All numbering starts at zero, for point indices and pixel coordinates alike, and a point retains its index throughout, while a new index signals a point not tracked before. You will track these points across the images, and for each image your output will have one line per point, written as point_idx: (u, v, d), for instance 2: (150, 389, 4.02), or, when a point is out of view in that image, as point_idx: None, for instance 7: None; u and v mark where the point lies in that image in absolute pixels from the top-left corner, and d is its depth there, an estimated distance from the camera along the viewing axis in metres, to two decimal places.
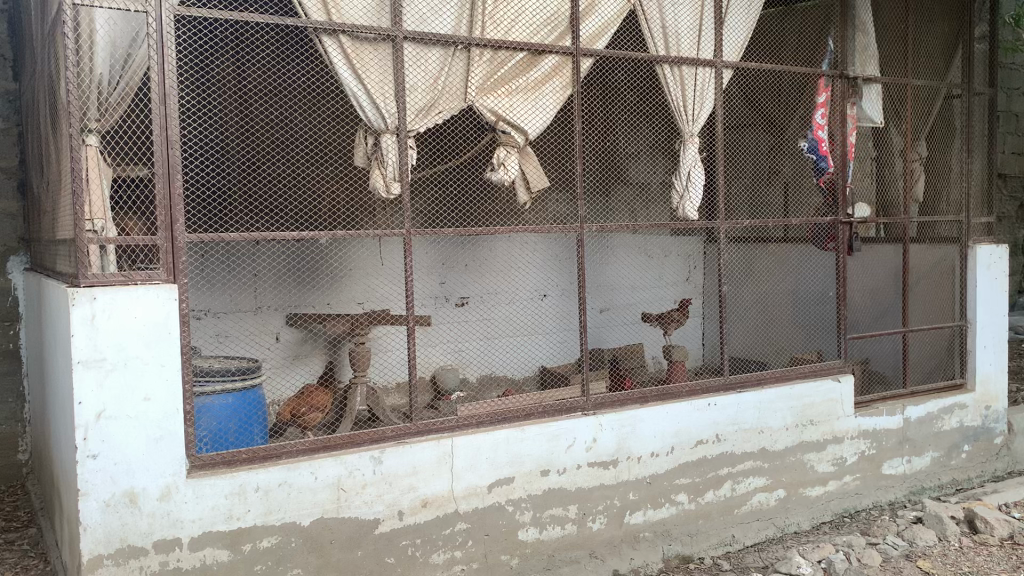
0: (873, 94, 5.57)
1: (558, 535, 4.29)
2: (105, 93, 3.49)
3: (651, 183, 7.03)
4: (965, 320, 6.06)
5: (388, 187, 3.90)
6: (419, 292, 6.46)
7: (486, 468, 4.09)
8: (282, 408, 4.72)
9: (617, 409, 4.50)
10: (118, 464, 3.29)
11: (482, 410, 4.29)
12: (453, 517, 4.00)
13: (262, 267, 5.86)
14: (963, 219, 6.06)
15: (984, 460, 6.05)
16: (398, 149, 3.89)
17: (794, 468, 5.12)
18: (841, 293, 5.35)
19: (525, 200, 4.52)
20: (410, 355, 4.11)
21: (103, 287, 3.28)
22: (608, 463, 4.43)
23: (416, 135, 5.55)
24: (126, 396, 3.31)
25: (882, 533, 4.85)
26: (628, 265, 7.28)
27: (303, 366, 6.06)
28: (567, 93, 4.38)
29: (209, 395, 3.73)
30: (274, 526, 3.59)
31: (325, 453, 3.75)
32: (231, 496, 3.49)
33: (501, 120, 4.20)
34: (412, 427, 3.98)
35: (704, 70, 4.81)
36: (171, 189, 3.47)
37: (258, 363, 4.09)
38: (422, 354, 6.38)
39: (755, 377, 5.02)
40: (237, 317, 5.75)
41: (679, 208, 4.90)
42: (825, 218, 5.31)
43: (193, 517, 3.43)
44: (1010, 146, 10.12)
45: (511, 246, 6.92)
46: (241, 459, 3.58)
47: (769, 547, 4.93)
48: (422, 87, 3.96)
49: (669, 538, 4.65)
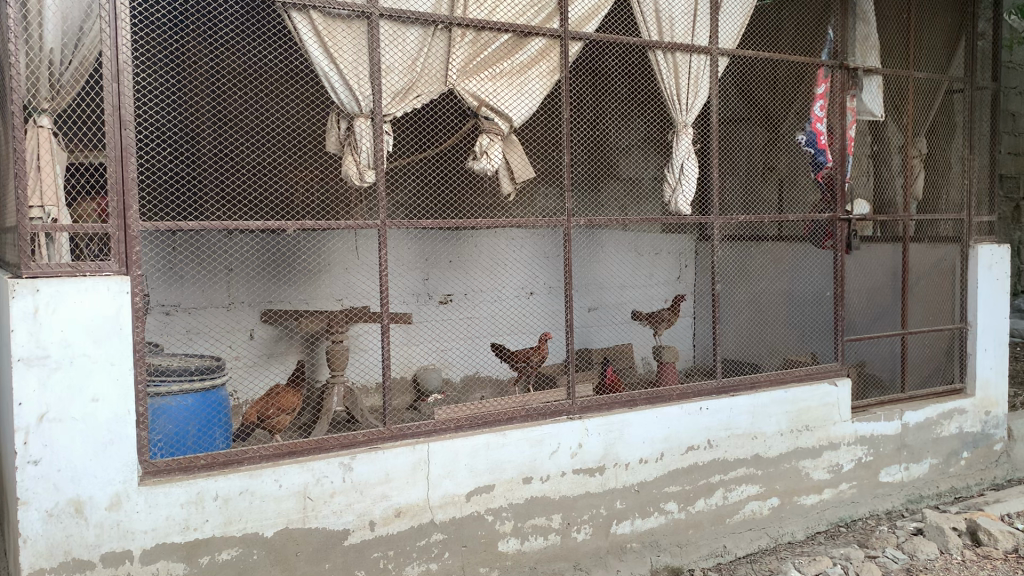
0: (874, 85, 5.35)
1: (540, 546, 4.05)
2: (57, 72, 3.22)
3: (641, 178, 6.79)
4: (966, 322, 5.85)
5: (362, 175, 3.66)
6: (396, 291, 6.20)
7: (464, 475, 3.84)
8: (248, 410, 4.34)
9: (605, 413, 4.27)
10: (62, 470, 3.03)
11: (460, 414, 4.04)
12: (429, 527, 3.76)
13: (236, 262, 5.60)
14: (964, 218, 5.83)
15: (983, 467, 5.84)
16: (373, 135, 3.64)
17: (788, 475, 4.90)
18: (837, 293, 5.12)
19: (509, 191, 4.28)
20: (384, 355, 3.80)
21: (47, 278, 3.01)
22: (594, 470, 4.20)
23: (393, 119, 5.30)
24: (72, 396, 3.05)
25: (881, 545, 4.63)
26: (616, 262, 7.05)
27: (277, 365, 5.80)
28: (555, 78, 4.14)
29: (166, 396, 3.46)
30: (234, 538, 3.33)
31: (291, 459, 3.49)
32: (187, 504, 3.24)
33: (483, 106, 3.97)
34: (386, 432, 3.73)
35: (699, 57, 4.57)
36: (125, 172, 3.20)
37: (220, 361, 3.81)
38: (401, 354, 6.21)
39: (750, 380, 4.79)
40: (206, 312, 5.52)
41: (673, 203, 4.65)
42: (824, 214, 5.07)
43: (145, 528, 3.17)
44: (1006, 146, 9.94)
45: (495, 242, 6.66)
46: (199, 465, 3.32)
47: (762, 558, 4.70)
48: (400, 68, 3.71)
49: (657, 548, 4.41)
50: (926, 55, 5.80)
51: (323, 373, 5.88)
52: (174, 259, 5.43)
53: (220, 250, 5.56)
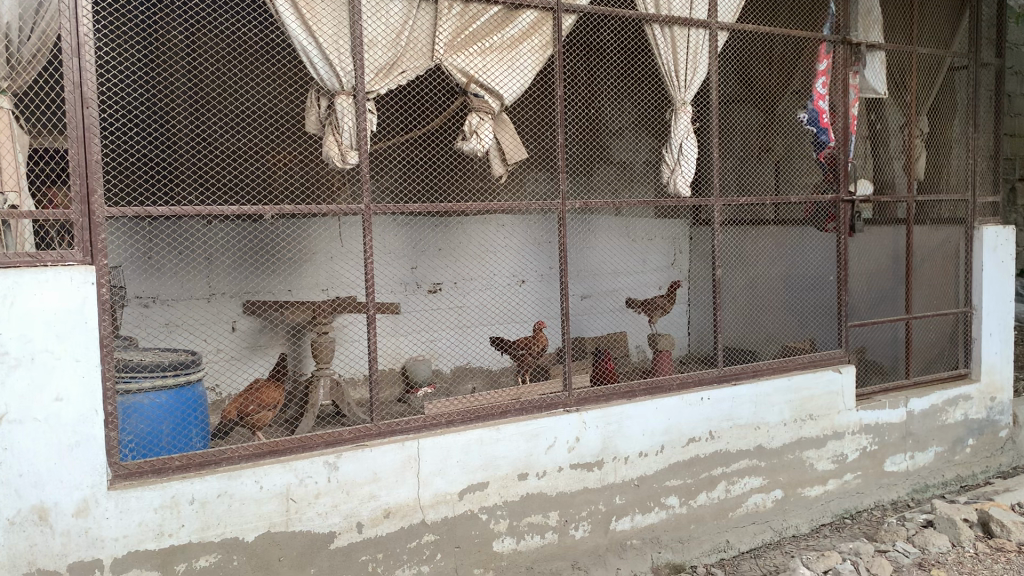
0: (877, 62, 5.21)
1: (537, 544, 3.87)
2: (15, 48, 2.96)
3: (634, 162, 6.61)
4: (971, 306, 5.67)
5: (344, 157, 3.44)
6: (381, 280, 5.98)
7: (457, 472, 3.65)
8: (228, 406, 4.13)
9: (603, 405, 4.08)
10: (25, 476, 2.82)
11: (451, 408, 3.84)
12: (420, 527, 3.56)
13: (216, 250, 5.40)
14: (968, 199, 5.66)
15: (989, 454, 5.70)
16: (355, 113, 3.42)
17: (792, 467, 4.73)
18: (841, 276, 4.92)
19: (501, 173, 4.07)
20: (370, 347, 3.58)
21: (2, 269, 2.77)
22: (591, 464, 4.02)
23: (377, 97, 5.00)
24: (34, 395, 2.83)
25: (891, 539, 4.47)
26: (610, 248, 6.86)
27: (261, 357, 5.59)
28: (547, 53, 3.92)
29: (137, 394, 3.25)
30: (212, 543, 3.13)
31: (272, 458, 3.29)
32: (161, 509, 3.03)
33: (473, 82, 3.75)
34: (373, 428, 3.52)
35: (698, 32, 4.36)
36: (87, 154, 2.94)
37: (196, 355, 3.61)
38: (389, 344, 6.05)
39: (752, 368, 4.61)
40: (188, 304, 5.32)
41: (671, 183, 4.47)
42: (827, 194, 4.88)
43: (115, 534, 2.96)
44: (1007, 127, 9.75)
45: (486, 228, 6.44)
46: (174, 467, 3.11)
47: (766, 553, 4.53)
48: (383, 42, 3.51)
49: (658, 545, 4.23)
50: (928, 30, 5.62)
51: (309, 366, 5.74)
52: (151, 247, 5.23)
53: (202, 238, 5.35)
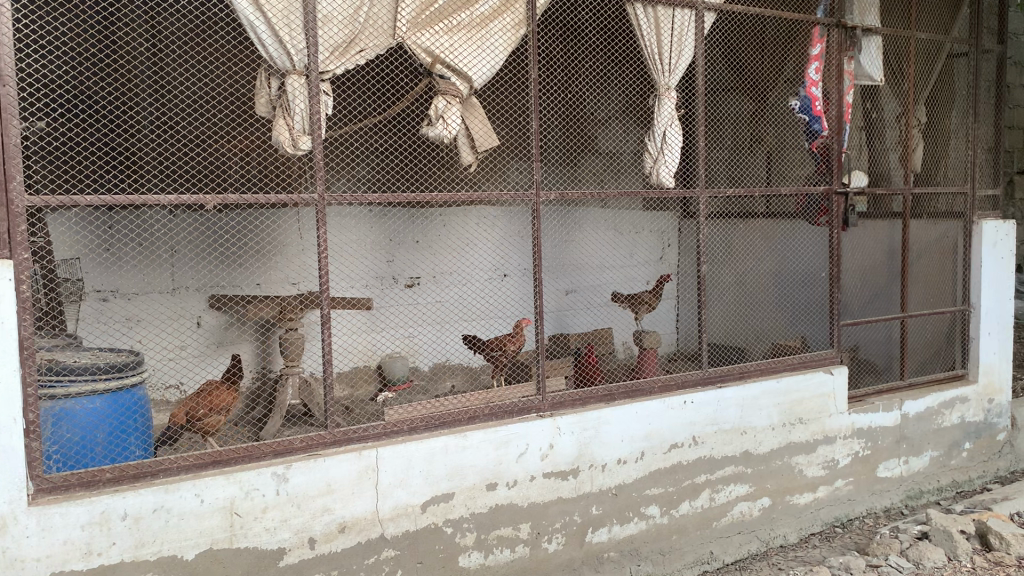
0: (872, 46, 4.94)
1: (507, 559, 3.62)
2: None
3: (621, 152, 6.45)
4: (969, 304, 5.42)
5: (295, 142, 3.16)
6: (340, 277, 5.64)
7: (419, 483, 3.40)
8: (174, 411, 3.85)
9: (578, 410, 3.84)
10: None
11: (414, 413, 3.59)
12: (379, 543, 3.31)
13: (179, 242, 5.10)
14: (967, 192, 5.39)
15: (986, 459, 5.47)
16: (308, 95, 3.14)
17: (780, 473, 4.49)
18: (834, 273, 4.68)
19: (470, 161, 3.81)
20: (324, 349, 3.32)
21: None
22: (566, 473, 3.77)
23: (334, 78, 4.74)
24: None
25: (884, 552, 4.23)
26: (596, 241, 6.60)
27: (227, 353, 5.32)
28: (520, 33, 3.69)
29: (66, 400, 2.97)
30: (146, 563, 2.87)
31: (215, 470, 3.03)
32: (90, 526, 2.77)
33: (438, 63, 3.49)
34: (327, 436, 3.27)
35: (683, 12, 4.10)
36: (3, 136, 2.66)
37: (140, 355, 3.35)
38: (364, 341, 5.78)
39: (738, 369, 4.37)
40: (149, 299, 5.03)
41: (654, 174, 4.21)
42: (818, 186, 4.63)
43: (38, 554, 2.69)
44: (1007, 119, 9.48)
45: (467, 220, 6.18)
46: (105, 479, 2.85)
47: (752, 565, 4.29)
48: (339, 18, 3.22)
49: (638, 557, 3.99)
50: (928, 16, 5.37)
51: (277, 363, 5.48)
52: (111, 238, 4.92)
53: (163, 229, 5.05)
